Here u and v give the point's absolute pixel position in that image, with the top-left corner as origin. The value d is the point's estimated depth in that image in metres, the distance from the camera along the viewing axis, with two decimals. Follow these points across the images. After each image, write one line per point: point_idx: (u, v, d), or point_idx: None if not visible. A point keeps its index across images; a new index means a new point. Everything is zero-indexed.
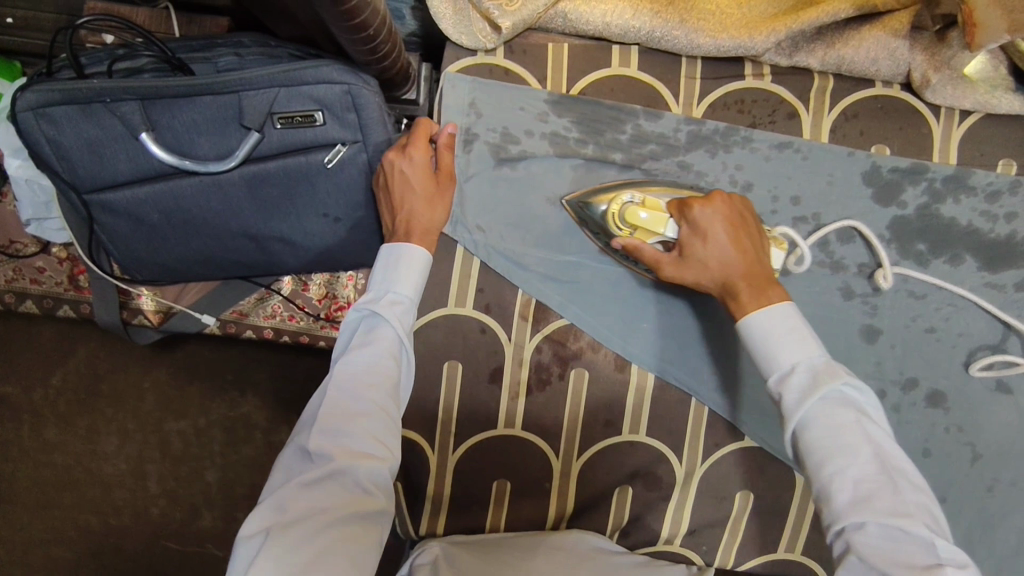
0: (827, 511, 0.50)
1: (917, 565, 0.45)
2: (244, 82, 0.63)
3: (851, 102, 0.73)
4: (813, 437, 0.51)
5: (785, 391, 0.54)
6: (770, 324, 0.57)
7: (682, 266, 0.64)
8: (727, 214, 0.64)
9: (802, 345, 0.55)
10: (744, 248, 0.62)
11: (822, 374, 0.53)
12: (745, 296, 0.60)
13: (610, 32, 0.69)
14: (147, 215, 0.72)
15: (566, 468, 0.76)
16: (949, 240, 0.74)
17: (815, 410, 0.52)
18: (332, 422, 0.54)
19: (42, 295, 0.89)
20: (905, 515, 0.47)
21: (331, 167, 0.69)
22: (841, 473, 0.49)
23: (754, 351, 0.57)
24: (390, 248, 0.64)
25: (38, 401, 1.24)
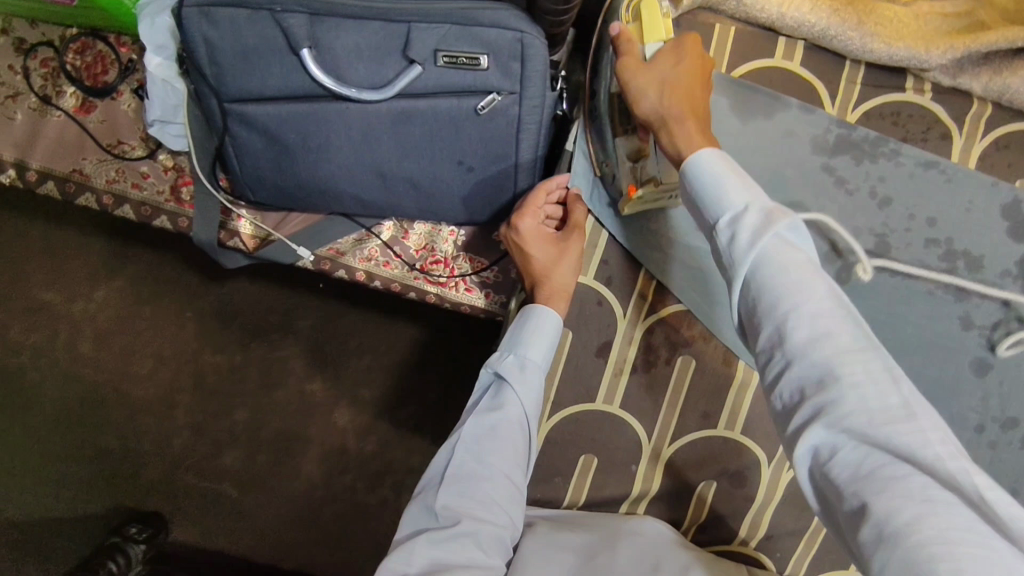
0: (784, 356, 0.45)
1: (894, 409, 0.41)
2: (419, 13, 0.62)
3: (1005, 132, 0.72)
4: (766, 277, 0.46)
5: (735, 230, 0.49)
6: (719, 165, 0.53)
7: (641, 71, 0.61)
8: (705, 61, 0.62)
9: (747, 183, 0.51)
10: (692, 91, 0.60)
11: (773, 211, 0.48)
12: (688, 128, 0.58)
13: (783, 24, 0.68)
14: (284, 134, 0.71)
15: (655, 453, 0.76)
16: None
17: (769, 245, 0.47)
18: (457, 485, 0.65)
19: (141, 201, 0.87)
20: (869, 356, 0.43)
21: (483, 114, 0.68)
22: (798, 314, 0.45)
23: (698, 192, 0.53)
24: (524, 309, 0.72)
25: (79, 314, 1.22)
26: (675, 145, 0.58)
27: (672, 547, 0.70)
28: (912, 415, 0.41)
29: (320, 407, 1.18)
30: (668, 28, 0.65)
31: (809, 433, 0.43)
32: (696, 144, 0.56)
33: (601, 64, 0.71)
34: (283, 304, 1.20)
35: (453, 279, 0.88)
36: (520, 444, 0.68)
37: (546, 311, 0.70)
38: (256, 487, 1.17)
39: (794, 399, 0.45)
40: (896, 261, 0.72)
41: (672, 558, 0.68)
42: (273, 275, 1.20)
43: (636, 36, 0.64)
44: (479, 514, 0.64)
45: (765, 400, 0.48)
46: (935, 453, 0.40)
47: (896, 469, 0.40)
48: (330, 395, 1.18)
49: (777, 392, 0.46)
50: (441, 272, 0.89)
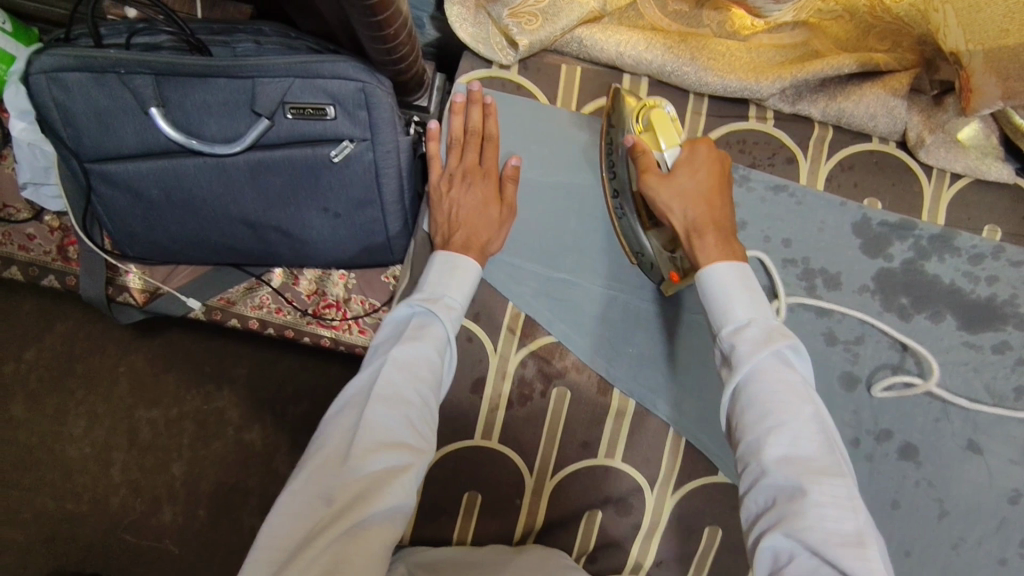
0: (760, 466, 0.51)
1: (848, 533, 0.46)
2: (259, 68, 0.64)
3: (848, 154, 0.75)
4: (757, 390, 0.53)
5: (736, 342, 0.56)
6: (730, 279, 0.59)
7: (666, 184, 0.64)
8: (717, 161, 0.66)
9: (753, 304, 0.58)
10: (710, 197, 0.64)
11: (775, 332, 0.56)
12: (708, 241, 0.62)
13: (623, 62, 0.71)
14: (148, 190, 0.72)
15: (538, 486, 0.76)
16: (931, 297, 0.76)
17: (762, 362, 0.54)
18: (380, 408, 0.56)
19: (28, 262, 0.88)
20: (835, 482, 0.49)
21: (337, 162, 0.70)
22: (780, 430, 0.51)
23: (709, 307, 0.60)
24: (442, 256, 0.67)
25: (6, 376, 1.20)
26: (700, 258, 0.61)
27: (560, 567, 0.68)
28: (863, 544, 0.46)
29: (249, 459, 1.17)
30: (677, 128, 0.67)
31: (770, 536, 0.48)
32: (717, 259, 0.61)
33: (615, 165, 0.70)
34: (214, 353, 1.19)
35: (346, 322, 0.89)
36: (440, 365, 0.62)
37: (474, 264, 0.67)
38: (198, 543, 1.15)
39: (765, 505, 0.50)
40: (758, 283, 0.74)
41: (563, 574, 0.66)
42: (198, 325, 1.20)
43: (651, 143, 0.66)
44: (402, 436, 0.56)
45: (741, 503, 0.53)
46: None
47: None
48: (259, 444, 1.18)
49: (751, 498, 0.52)
50: (333, 315, 0.89)
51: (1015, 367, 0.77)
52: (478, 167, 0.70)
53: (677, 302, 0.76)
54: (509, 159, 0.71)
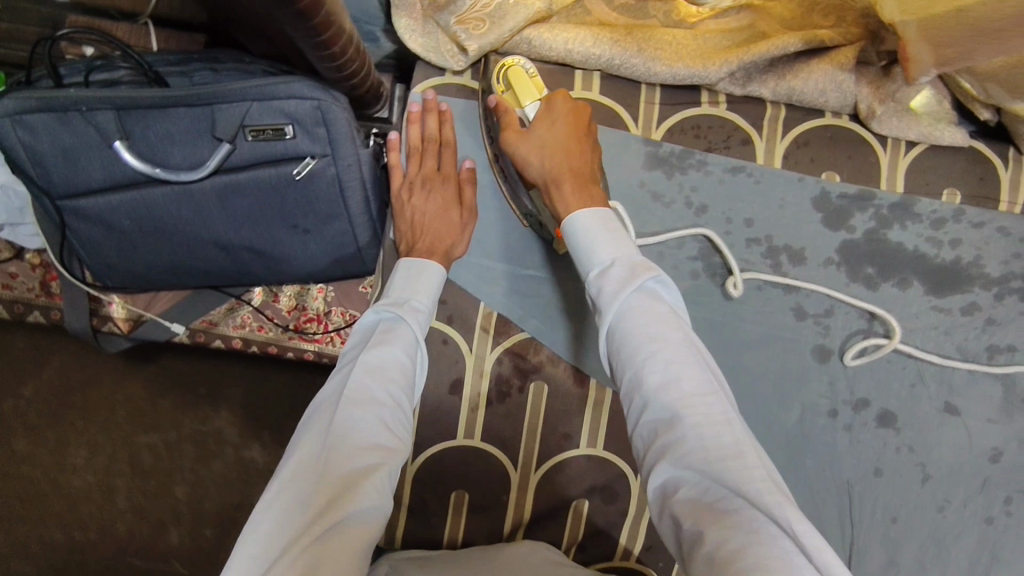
0: (641, 397, 0.54)
1: (726, 445, 0.49)
2: (216, 94, 0.65)
3: (802, 131, 0.76)
4: (627, 328, 0.57)
5: (603, 283, 0.60)
6: (592, 223, 0.63)
7: (522, 139, 0.68)
8: (576, 112, 0.69)
9: (618, 242, 0.62)
10: (568, 147, 0.67)
11: (640, 269, 0.59)
12: (565, 192, 0.66)
13: (572, 58, 0.73)
14: (120, 222, 0.74)
15: (524, 480, 0.77)
16: (897, 264, 0.77)
17: (630, 300, 0.58)
18: (350, 410, 0.58)
19: (13, 300, 0.90)
20: (706, 398, 0.52)
21: (301, 179, 0.71)
22: (652, 359, 0.54)
23: (579, 254, 0.63)
24: (408, 261, 0.69)
25: (7, 412, 1.21)
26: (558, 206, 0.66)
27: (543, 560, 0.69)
28: (740, 452, 0.49)
29: (252, 476, 1.19)
30: (539, 86, 0.71)
31: (658, 466, 0.51)
32: (573, 206, 0.65)
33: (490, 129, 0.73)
34: (210, 374, 1.20)
35: (328, 335, 0.91)
36: (411, 369, 0.64)
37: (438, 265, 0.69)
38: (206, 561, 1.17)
39: (650, 436, 0.53)
40: (722, 264, 0.75)
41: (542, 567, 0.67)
42: (191, 349, 1.20)
43: (513, 102, 0.70)
44: (377, 439, 0.58)
45: (635, 440, 0.56)
46: (755, 487, 0.46)
47: (726, 499, 0.47)
48: (261, 460, 1.19)
49: (639, 430, 0.55)
50: (314, 329, 0.92)
51: (985, 327, 0.78)
52: (434, 171, 0.71)
53: None
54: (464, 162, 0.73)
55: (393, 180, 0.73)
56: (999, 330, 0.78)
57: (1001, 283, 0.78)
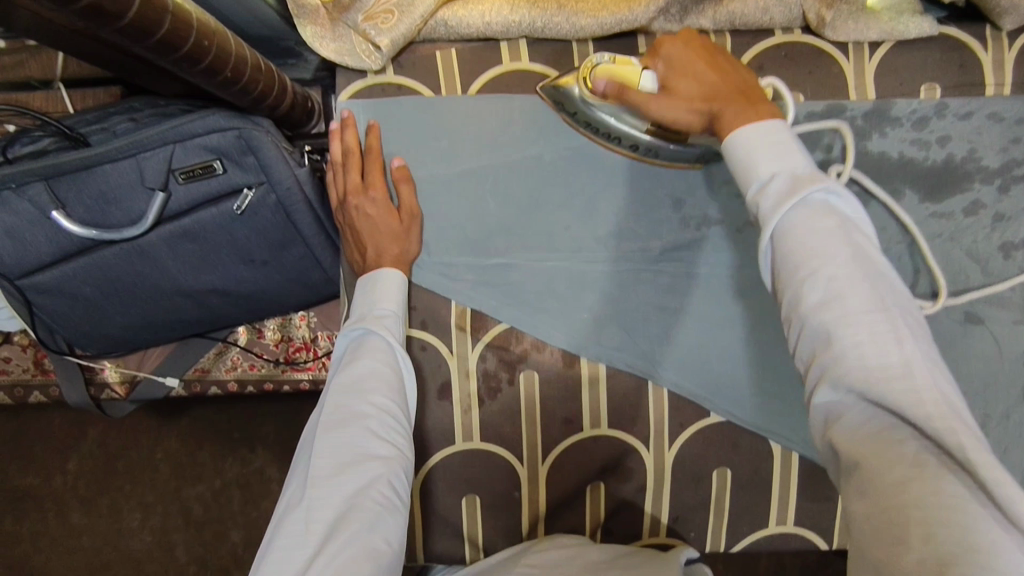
0: (800, 320, 0.43)
1: (892, 367, 0.39)
2: (137, 144, 0.64)
3: (754, 55, 0.71)
4: (789, 243, 0.45)
5: (760, 200, 0.47)
6: (753, 140, 0.49)
7: (663, 98, 0.58)
8: (697, 46, 0.59)
9: (782, 151, 0.48)
10: (714, 73, 0.56)
11: (803, 179, 0.46)
12: (731, 113, 0.52)
13: (492, 31, 0.69)
14: (81, 289, 0.74)
15: (534, 473, 0.74)
16: (884, 176, 0.71)
17: (791, 215, 0.45)
18: (333, 436, 0.56)
19: (13, 383, 0.91)
20: (877, 317, 0.41)
21: (244, 213, 0.69)
22: (813, 277, 0.43)
23: (732, 171, 0.50)
24: (365, 278, 0.67)
25: (60, 489, 1.20)
26: (722, 130, 0.53)
27: (579, 553, 0.67)
28: (909, 378, 0.39)
29: None
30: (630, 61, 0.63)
31: (818, 388, 0.42)
32: (740, 121, 0.51)
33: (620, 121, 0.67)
34: (242, 419, 1.19)
35: (319, 361, 0.90)
36: (392, 375, 0.62)
37: (394, 271, 0.67)
38: None
39: (808, 356, 0.44)
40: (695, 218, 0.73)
41: (582, 561, 0.65)
42: (219, 398, 1.19)
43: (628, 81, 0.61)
44: (365, 456, 0.56)
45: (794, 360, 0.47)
46: (930, 419, 0.38)
47: (892, 429, 0.39)
48: None
49: (799, 350, 0.45)
50: (305, 357, 0.90)
51: (994, 224, 0.72)
52: (362, 184, 0.69)
53: (621, 254, 0.73)
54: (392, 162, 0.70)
55: (331, 199, 0.71)
56: (1010, 225, 0.72)
57: (1003, 174, 0.71)
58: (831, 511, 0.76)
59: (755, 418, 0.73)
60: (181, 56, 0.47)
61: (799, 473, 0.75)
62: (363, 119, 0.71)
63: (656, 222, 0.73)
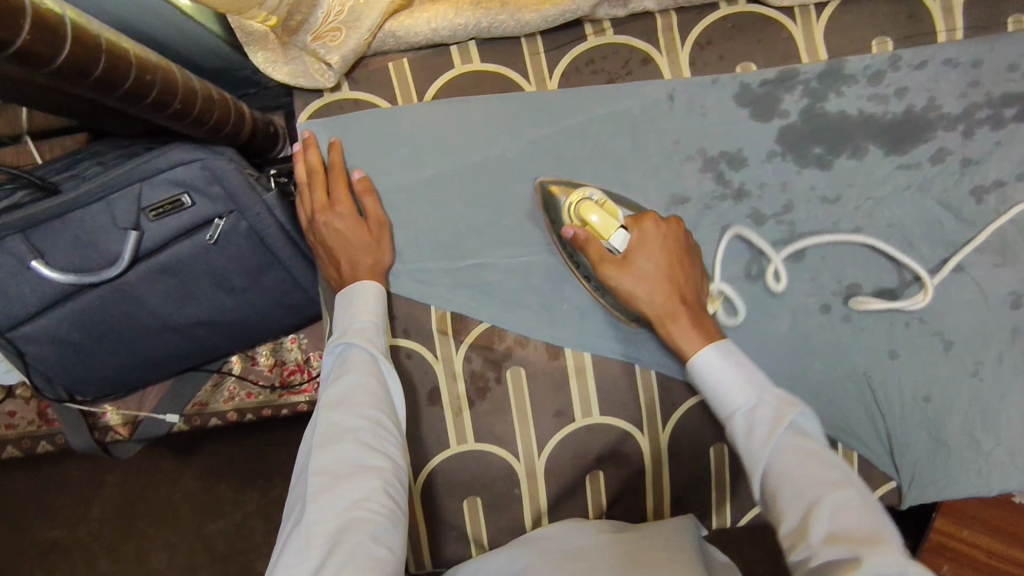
0: (807, 552, 0.47)
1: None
2: (105, 186, 0.65)
3: (701, 31, 0.72)
4: (782, 473, 0.52)
5: (751, 424, 0.55)
6: (723, 362, 0.59)
7: (627, 271, 0.64)
8: (671, 239, 0.65)
9: (760, 382, 0.57)
10: (675, 279, 0.64)
11: (783, 406, 0.55)
12: (684, 326, 0.63)
13: (440, 36, 0.70)
14: (71, 335, 0.75)
15: (531, 469, 0.75)
16: (845, 134, 0.71)
17: (782, 443, 0.54)
18: (327, 456, 0.57)
19: (19, 437, 0.93)
20: (875, 537, 0.46)
21: (217, 242, 0.71)
22: (818, 510, 0.48)
23: (708, 395, 0.60)
24: (342, 293, 0.67)
25: (84, 537, 1.22)
26: (677, 347, 0.63)
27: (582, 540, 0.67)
28: None
29: None
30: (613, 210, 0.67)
31: None
32: (693, 345, 0.62)
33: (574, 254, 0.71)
34: (253, 450, 1.20)
35: (314, 381, 0.92)
36: (379, 386, 0.62)
37: (371, 282, 0.67)
38: None
39: None
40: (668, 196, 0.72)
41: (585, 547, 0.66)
42: (229, 432, 1.20)
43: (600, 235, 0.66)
44: (359, 468, 0.57)
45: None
46: None
47: None
48: None
49: None
50: (300, 379, 0.92)
51: (963, 169, 0.71)
52: (328, 200, 0.69)
53: None
54: (355, 175, 0.71)
55: (301, 219, 0.72)
56: (980, 168, 0.71)
57: (966, 118, 0.71)
58: None
59: None
60: (124, 94, 0.48)
61: None
62: (326, 139, 0.72)
63: None
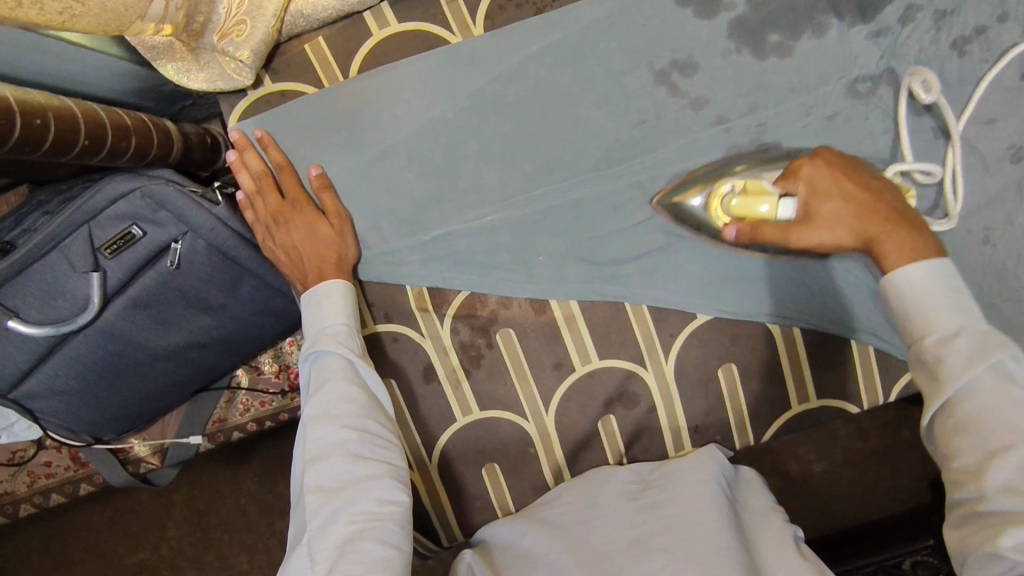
0: (977, 491, 0.44)
1: None
2: (55, 234, 0.64)
3: None
4: (974, 414, 0.46)
5: (942, 355, 0.48)
6: (925, 285, 0.50)
7: (816, 227, 0.58)
8: (838, 168, 0.60)
9: (963, 307, 0.49)
10: (869, 204, 0.57)
11: (991, 342, 0.47)
12: (897, 241, 0.54)
13: (349, 4, 0.67)
14: (70, 383, 0.76)
15: (542, 427, 0.73)
16: (800, 14, 0.66)
17: (981, 378, 0.46)
18: (318, 474, 0.57)
19: (60, 483, 0.96)
20: None
21: (180, 266, 0.70)
22: (1004, 457, 0.44)
23: (900, 317, 0.52)
24: (308, 297, 0.65)
25: None
26: (884, 266, 0.54)
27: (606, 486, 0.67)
28: None
29: None
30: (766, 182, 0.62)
31: (993, 539, 0.43)
32: (902, 262, 0.52)
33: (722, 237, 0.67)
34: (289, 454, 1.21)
35: None
36: (360, 388, 0.61)
37: (339, 280, 0.66)
38: None
39: (986, 529, 0.44)
40: (628, 118, 0.68)
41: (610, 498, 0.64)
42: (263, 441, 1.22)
43: (749, 212, 0.61)
44: (351, 480, 0.57)
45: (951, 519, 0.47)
46: None
47: None
48: None
49: (966, 524, 0.46)
50: None
51: (937, 24, 0.65)
52: (283, 205, 0.68)
53: (556, 187, 0.69)
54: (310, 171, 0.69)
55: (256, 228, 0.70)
56: (956, 18, 0.65)
57: None
58: (855, 377, 0.71)
59: (743, 305, 0.70)
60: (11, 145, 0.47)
61: (809, 347, 0.71)
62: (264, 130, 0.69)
63: (584, 140, 0.69)
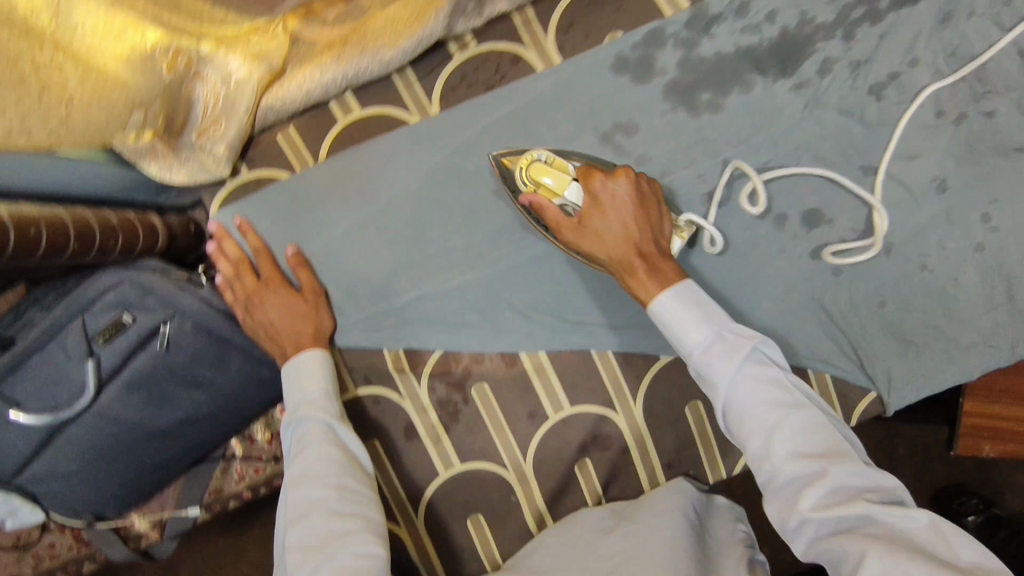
0: (772, 466, 0.52)
1: (858, 481, 0.50)
2: (51, 326, 0.69)
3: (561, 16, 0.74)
4: (744, 402, 0.54)
5: (708, 362, 0.56)
6: (674, 309, 0.58)
7: (585, 235, 0.62)
8: (637, 190, 0.62)
9: (708, 315, 0.57)
10: (645, 224, 0.62)
11: (741, 341, 0.56)
12: (643, 273, 0.60)
13: (314, 97, 0.73)
14: (69, 466, 0.79)
15: (521, 474, 0.76)
16: (726, 74, 0.72)
17: (741, 375, 0.55)
18: (300, 531, 0.60)
19: (64, 564, 0.98)
20: (835, 446, 0.52)
21: (169, 347, 0.74)
22: (782, 432, 0.52)
23: (668, 334, 0.59)
24: (288, 367, 0.69)
25: None
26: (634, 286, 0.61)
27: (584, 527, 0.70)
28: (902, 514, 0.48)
29: None
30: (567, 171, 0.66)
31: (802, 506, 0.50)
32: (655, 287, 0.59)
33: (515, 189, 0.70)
34: None
35: None
36: (339, 451, 0.65)
37: (315, 351, 0.70)
38: None
39: (790, 497, 0.51)
40: None
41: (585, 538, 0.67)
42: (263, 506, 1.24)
43: (550, 196, 0.65)
44: (331, 536, 0.59)
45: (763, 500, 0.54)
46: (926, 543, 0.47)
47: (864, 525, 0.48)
48: None
49: (773, 497, 0.53)
50: None
51: (854, 73, 0.71)
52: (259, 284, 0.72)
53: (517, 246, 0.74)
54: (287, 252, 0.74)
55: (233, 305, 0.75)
56: (870, 67, 0.71)
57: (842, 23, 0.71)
58: None
59: None
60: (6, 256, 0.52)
61: None
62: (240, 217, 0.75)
63: None
